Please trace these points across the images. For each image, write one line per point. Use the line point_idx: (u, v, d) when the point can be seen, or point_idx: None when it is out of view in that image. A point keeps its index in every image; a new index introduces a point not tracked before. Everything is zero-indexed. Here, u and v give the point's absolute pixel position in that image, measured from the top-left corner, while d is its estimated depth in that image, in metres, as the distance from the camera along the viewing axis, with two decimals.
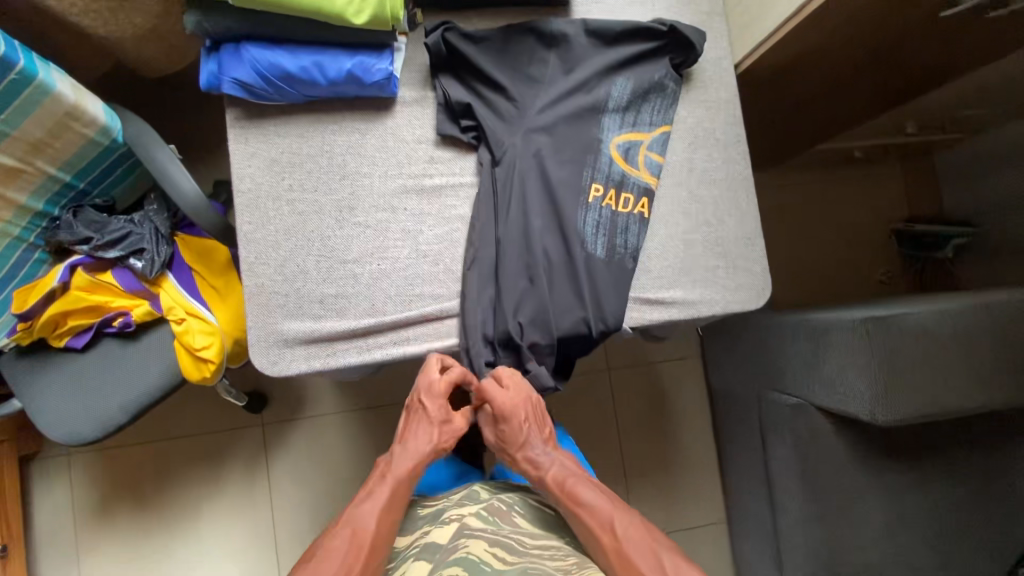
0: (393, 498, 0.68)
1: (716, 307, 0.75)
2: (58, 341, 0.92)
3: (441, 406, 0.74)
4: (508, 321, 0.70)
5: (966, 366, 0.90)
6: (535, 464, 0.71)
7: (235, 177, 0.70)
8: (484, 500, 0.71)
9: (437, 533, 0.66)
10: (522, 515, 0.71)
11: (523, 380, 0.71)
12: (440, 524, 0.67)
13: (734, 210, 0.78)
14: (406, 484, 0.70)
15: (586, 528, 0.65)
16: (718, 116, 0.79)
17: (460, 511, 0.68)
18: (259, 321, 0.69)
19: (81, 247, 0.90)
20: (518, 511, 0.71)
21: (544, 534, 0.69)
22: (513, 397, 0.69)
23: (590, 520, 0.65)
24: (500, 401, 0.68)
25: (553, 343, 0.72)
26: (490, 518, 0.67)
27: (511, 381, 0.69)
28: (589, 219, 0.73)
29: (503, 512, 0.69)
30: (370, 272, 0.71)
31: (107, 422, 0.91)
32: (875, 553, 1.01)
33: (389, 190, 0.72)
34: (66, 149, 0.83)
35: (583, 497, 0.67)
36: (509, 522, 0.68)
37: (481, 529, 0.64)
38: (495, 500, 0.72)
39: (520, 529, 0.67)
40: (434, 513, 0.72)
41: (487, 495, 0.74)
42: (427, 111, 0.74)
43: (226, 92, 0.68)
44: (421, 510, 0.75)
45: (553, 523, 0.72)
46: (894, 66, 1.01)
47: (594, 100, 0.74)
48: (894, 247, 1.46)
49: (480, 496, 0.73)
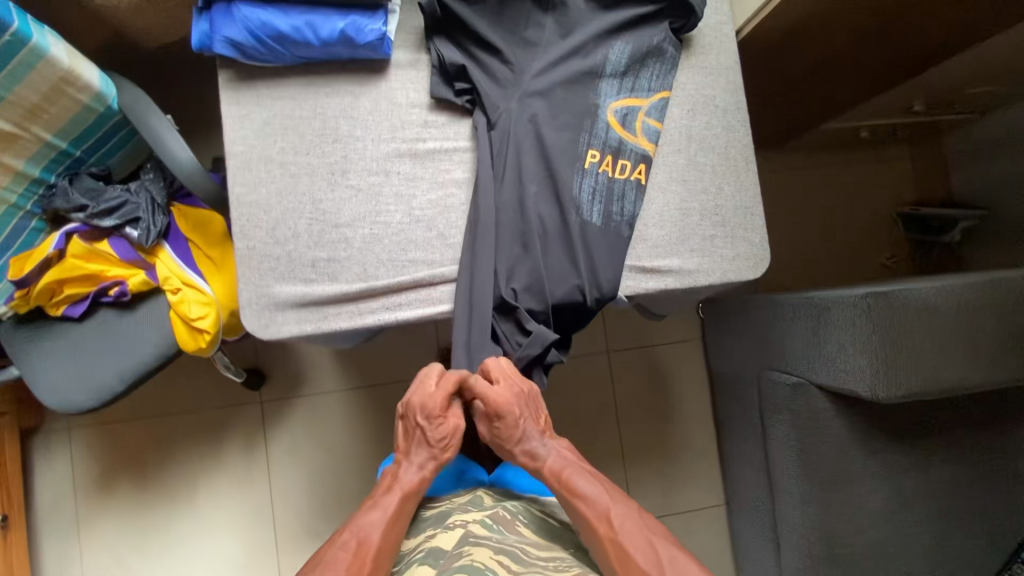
0: (399, 512, 0.67)
1: (713, 276, 0.74)
2: (55, 310, 0.92)
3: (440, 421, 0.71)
4: (502, 286, 0.70)
5: (970, 342, 0.88)
6: (533, 456, 0.71)
7: (228, 139, 0.70)
8: (490, 507, 0.71)
9: (441, 538, 0.66)
10: (527, 524, 0.70)
11: (512, 377, 0.69)
12: (444, 528, 0.67)
13: (733, 178, 0.76)
14: (412, 498, 0.69)
15: (583, 517, 0.66)
16: (718, 83, 0.77)
17: (464, 517, 0.68)
18: (251, 284, 0.69)
19: (78, 215, 0.90)
20: (523, 520, 0.70)
21: (548, 544, 0.68)
22: (507, 396, 0.67)
23: (587, 511, 0.66)
24: (493, 399, 0.67)
25: (547, 312, 0.71)
26: (495, 526, 0.66)
27: (500, 377, 0.68)
28: (585, 185, 0.72)
29: (507, 521, 0.68)
30: (362, 237, 0.70)
31: (103, 391, 0.91)
32: (873, 532, 1.00)
33: (383, 154, 0.72)
34: (61, 115, 0.82)
35: (580, 488, 0.67)
36: (513, 531, 0.67)
37: (485, 537, 0.63)
38: (500, 508, 0.71)
39: (524, 538, 0.67)
40: (438, 516, 0.72)
41: (491, 501, 0.73)
42: (421, 75, 0.73)
43: (218, 52, 0.67)
44: (426, 512, 0.75)
45: (558, 533, 0.72)
46: (902, 36, 0.99)
47: (591, 64, 0.73)
48: (899, 231, 1.44)
49: (484, 501, 0.73)
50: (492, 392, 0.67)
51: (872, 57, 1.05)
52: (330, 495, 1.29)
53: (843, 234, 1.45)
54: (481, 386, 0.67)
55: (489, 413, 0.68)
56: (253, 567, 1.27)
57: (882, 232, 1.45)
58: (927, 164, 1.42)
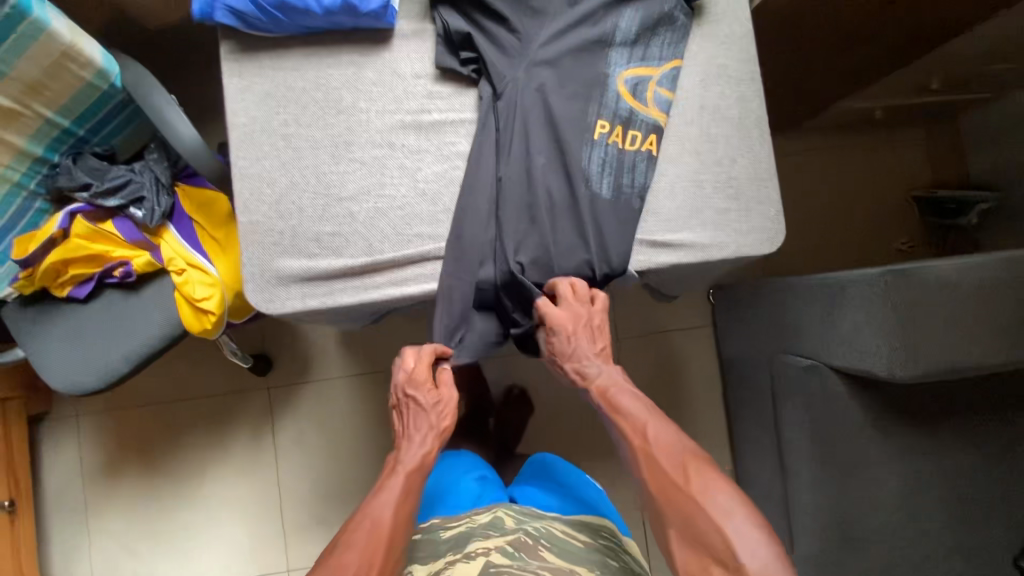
0: (407, 490, 0.65)
1: (726, 250, 0.72)
2: (60, 291, 0.91)
3: (429, 389, 0.72)
4: (509, 260, 0.68)
5: (993, 322, 0.85)
6: (583, 374, 0.71)
7: (230, 111, 0.69)
8: (510, 532, 0.73)
9: (462, 568, 0.66)
10: (549, 548, 0.71)
11: (582, 299, 0.68)
12: (465, 557, 0.68)
13: (746, 150, 0.74)
14: (419, 475, 0.67)
15: (620, 427, 0.69)
16: (732, 52, 0.75)
17: (486, 544, 0.70)
18: (254, 258, 0.68)
19: (81, 194, 0.89)
20: (544, 545, 0.72)
21: (570, 567, 0.69)
22: (567, 317, 0.67)
23: (623, 421, 0.68)
24: (554, 316, 0.67)
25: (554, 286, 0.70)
26: (517, 553, 0.68)
27: (568, 299, 0.68)
28: (595, 157, 0.70)
29: (528, 547, 0.70)
30: (367, 210, 0.69)
31: (109, 372, 0.90)
32: (889, 519, 0.98)
33: (387, 126, 0.70)
34: (63, 92, 0.82)
35: (619, 401, 0.69)
36: (535, 557, 0.68)
37: (507, 566, 0.65)
38: (521, 532, 0.73)
39: (547, 564, 0.67)
40: (458, 539, 0.74)
41: (512, 524, 0.76)
42: (426, 44, 0.72)
43: (220, 20, 0.66)
44: (443, 533, 0.77)
45: (581, 556, 0.72)
46: (919, 6, 0.96)
47: (600, 32, 0.71)
48: (916, 214, 1.41)
49: (505, 524, 0.76)
50: (554, 310, 0.67)
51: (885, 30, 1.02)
52: (337, 482, 1.28)
53: (857, 218, 1.42)
54: (546, 306, 0.67)
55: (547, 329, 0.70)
56: (260, 555, 1.27)
57: (896, 217, 1.42)
58: (944, 146, 1.39)
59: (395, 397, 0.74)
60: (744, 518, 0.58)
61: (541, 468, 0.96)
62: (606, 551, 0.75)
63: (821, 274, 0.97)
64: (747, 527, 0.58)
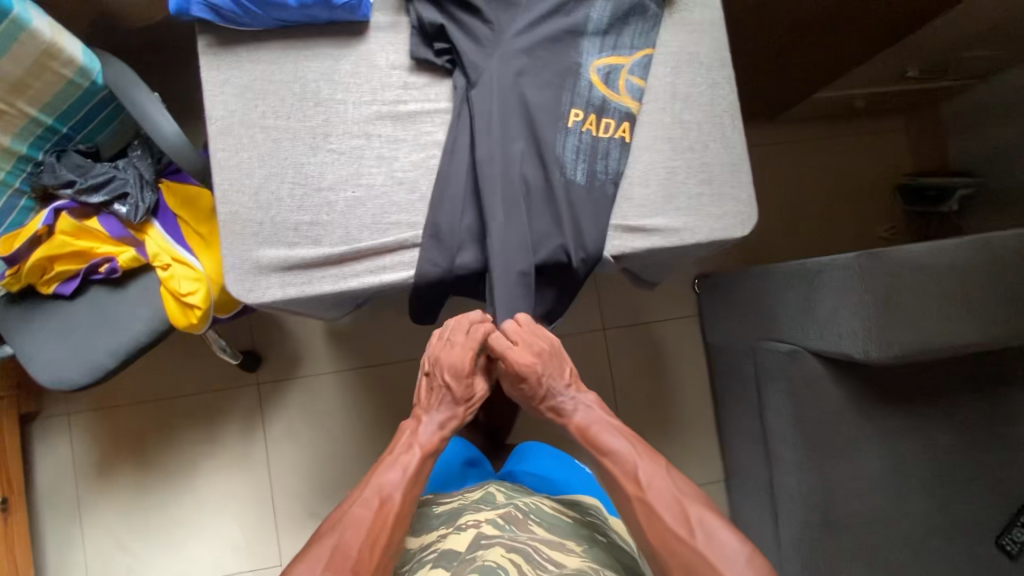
0: (417, 471, 0.67)
1: (700, 234, 0.74)
2: (46, 288, 0.92)
3: (466, 382, 0.71)
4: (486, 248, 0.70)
5: (966, 302, 0.87)
6: (561, 412, 0.73)
7: (208, 105, 0.70)
8: (502, 506, 0.74)
9: (453, 541, 0.68)
10: (539, 523, 0.72)
11: (537, 336, 0.70)
12: (456, 530, 0.70)
13: (718, 135, 0.75)
14: (430, 456, 0.70)
15: (611, 474, 0.68)
16: (702, 40, 0.76)
17: (477, 517, 0.71)
18: (234, 249, 0.69)
19: (65, 191, 0.90)
20: (534, 519, 0.73)
21: (560, 540, 0.70)
22: (527, 357, 0.68)
23: (614, 468, 0.68)
24: (513, 359, 0.68)
25: (528, 271, 0.70)
26: (507, 526, 0.69)
27: (522, 339, 0.68)
28: (569, 144, 0.72)
29: (518, 520, 0.71)
30: (345, 200, 0.70)
31: (96, 367, 0.91)
32: (870, 499, 1.00)
33: (363, 116, 0.71)
34: (46, 90, 0.83)
35: (607, 445, 0.69)
36: (525, 530, 0.69)
37: (496, 537, 0.66)
38: (511, 506, 0.74)
39: (535, 536, 0.68)
40: (450, 513, 0.75)
41: (503, 499, 0.76)
42: (401, 36, 0.73)
43: (196, 15, 0.67)
44: (436, 508, 0.78)
45: (569, 529, 0.73)
46: None
47: (573, 23, 0.72)
48: (900, 206, 1.42)
49: (496, 499, 0.77)
50: (514, 353, 0.68)
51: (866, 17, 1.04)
52: (328, 475, 1.29)
53: (839, 207, 1.44)
54: (507, 351, 0.68)
55: (513, 373, 0.70)
56: (253, 549, 1.28)
57: (878, 205, 1.44)
58: (924, 135, 1.40)
59: (430, 363, 0.72)
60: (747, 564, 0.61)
61: (529, 452, 0.97)
62: (592, 526, 0.77)
63: (798, 261, 0.99)
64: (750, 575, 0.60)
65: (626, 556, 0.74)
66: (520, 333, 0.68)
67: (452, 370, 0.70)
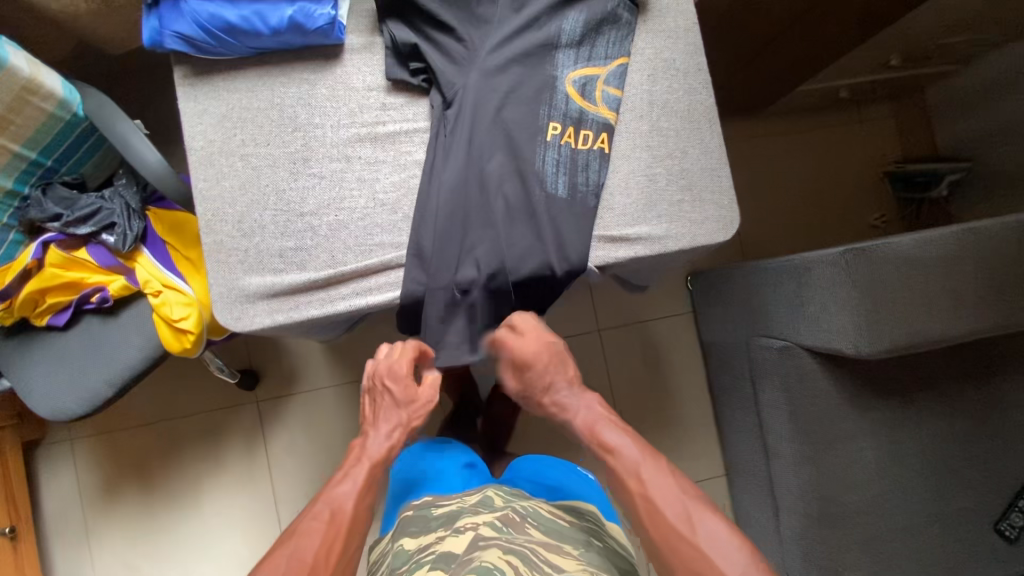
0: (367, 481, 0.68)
1: (683, 241, 0.74)
2: (40, 320, 0.93)
3: (405, 385, 0.74)
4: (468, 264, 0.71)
5: (954, 294, 0.87)
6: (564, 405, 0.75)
7: (187, 136, 0.70)
8: (500, 510, 0.75)
9: (451, 542, 0.68)
10: (535, 526, 0.73)
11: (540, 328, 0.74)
12: (454, 532, 0.70)
13: (697, 141, 0.76)
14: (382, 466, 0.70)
15: (616, 468, 0.68)
16: (678, 45, 0.76)
17: (474, 520, 0.72)
18: (220, 278, 0.69)
19: (53, 225, 0.90)
20: (532, 522, 0.73)
21: (557, 543, 0.70)
22: (535, 345, 0.72)
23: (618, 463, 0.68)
24: (524, 347, 0.72)
25: (503, 280, 0.71)
26: (504, 528, 0.70)
27: (528, 330, 0.72)
28: (549, 158, 0.72)
29: (515, 523, 0.72)
30: (328, 224, 0.70)
31: (93, 397, 0.92)
32: (869, 491, 1.00)
33: (342, 140, 0.72)
34: (28, 125, 0.83)
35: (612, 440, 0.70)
36: (522, 532, 0.70)
37: (494, 538, 0.67)
38: (510, 509, 0.75)
39: (532, 538, 0.69)
40: (449, 516, 0.75)
41: (501, 502, 0.78)
42: (376, 57, 0.73)
43: (170, 47, 0.68)
44: (434, 511, 0.79)
45: (565, 533, 0.74)
46: None
47: (546, 36, 0.72)
48: (888, 190, 1.43)
49: (494, 503, 0.78)
50: (525, 342, 0.72)
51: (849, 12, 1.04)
52: None
53: (828, 197, 1.44)
54: (518, 341, 0.71)
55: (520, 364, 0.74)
56: None
57: (867, 193, 1.44)
58: (912, 121, 1.40)
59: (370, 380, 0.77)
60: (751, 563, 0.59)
61: (527, 460, 0.97)
62: (591, 531, 0.77)
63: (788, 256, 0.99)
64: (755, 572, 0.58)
65: (623, 563, 0.73)
66: (529, 325, 0.73)
67: (392, 376, 0.75)
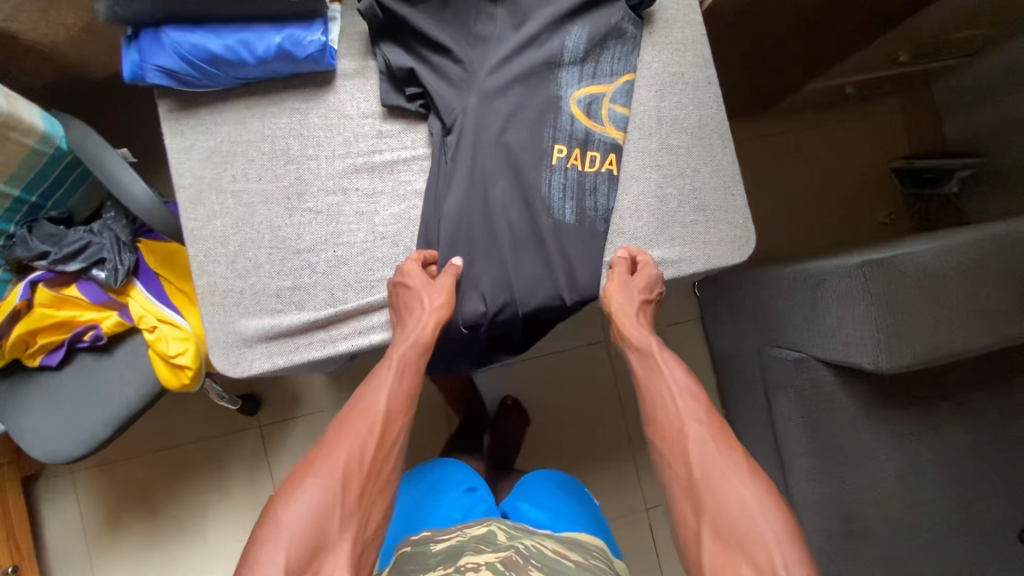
0: (405, 374, 0.64)
1: (697, 264, 0.71)
2: (32, 360, 0.90)
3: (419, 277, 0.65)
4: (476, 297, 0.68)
5: (972, 304, 0.84)
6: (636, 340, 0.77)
7: (175, 173, 0.67)
8: (503, 550, 0.70)
9: None
10: (539, 566, 0.68)
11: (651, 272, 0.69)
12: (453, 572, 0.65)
13: (709, 158, 0.73)
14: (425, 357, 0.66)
15: (669, 398, 0.71)
16: (686, 57, 0.73)
17: (476, 560, 0.67)
18: (216, 322, 0.66)
19: (40, 263, 0.87)
20: (535, 565, 0.68)
21: None
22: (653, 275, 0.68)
23: (676, 403, 0.70)
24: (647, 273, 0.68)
25: (503, 307, 0.68)
26: (507, 570, 0.65)
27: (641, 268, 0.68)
28: (555, 182, 0.69)
29: (518, 564, 0.67)
30: (326, 260, 0.67)
31: (90, 438, 0.89)
32: (892, 506, 0.97)
33: (338, 171, 0.68)
34: (9, 162, 0.79)
35: (669, 381, 0.73)
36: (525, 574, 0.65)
37: None
38: (513, 549, 0.71)
39: None
40: (450, 552, 0.71)
41: (504, 540, 0.73)
42: (370, 83, 0.70)
43: (152, 82, 0.64)
44: (434, 545, 0.74)
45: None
46: None
47: (548, 53, 0.69)
48: (894, 186, 1.40)
49: (497, 541, 0.73)
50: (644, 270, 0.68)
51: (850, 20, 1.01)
52: None
53: (837, 197, 1.40)
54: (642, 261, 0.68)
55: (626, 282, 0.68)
56: None
57: (875, 190, 1.41)
58: (921, 115, 1.36)
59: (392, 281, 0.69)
60: (790, 541, 0.55)
61: (532, 485, 0.94)
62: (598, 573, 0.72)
63: (802, 266, 0.96)
64: (791, 548, 0.55)
65: None
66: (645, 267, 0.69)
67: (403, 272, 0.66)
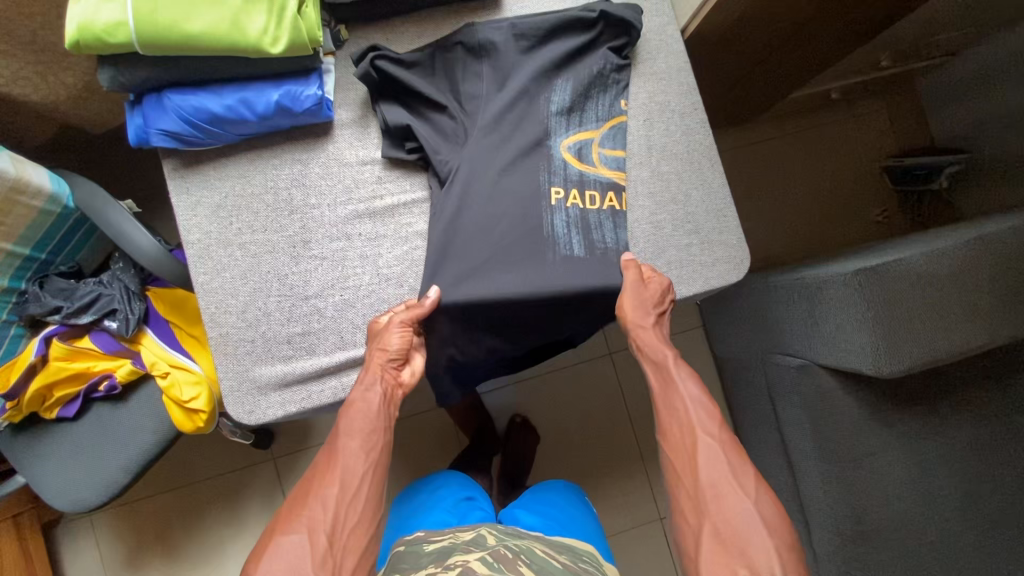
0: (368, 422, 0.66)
1: (695, 285, 0.78)
2: (49, 413, 0.91)
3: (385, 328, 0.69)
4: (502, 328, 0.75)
5: (964, 306, 0.86)
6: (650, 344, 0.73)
7: (183, 229, 0.73)
8: (491, 547, 0.67)
9: None
10: (528, 563, 0.65)
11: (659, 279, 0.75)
12: (443, 569, 0.61)
13: (699, 182, 0.80)
14: (387, 399, 0.69)
15: (681, 405, 0.68)
16: (669, 89, 0.81)
17: (466, 556, 0.64)
18: (232, 372, 0.72)
19: (53, 318, 0.88)
20: (524, 560, 0.65)
21: None
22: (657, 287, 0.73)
23: (687, 409, 0.67)
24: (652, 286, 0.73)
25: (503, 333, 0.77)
26: (496, 564, 0.62)
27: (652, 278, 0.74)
28: (558, 220, 0.76)
29: (508, 559, 0.64)
30: (334, 304, 0.74)
31: (110, 486, 0.91)
32: (905, 510, 0.97)
33: (341, 218, 0.75)
34: (19, 224, 0.80)
35: (682, 393, 0.68)
36: (514, 569, 0.62)
37: None
38: (501, 547, 0.68)
39: None
40: (441, 551, 0.67)
41: (494, 540, 0.70)
42: (369, 132, 0.77)
43: (156, 143, 0.71)
44: (426, 545, 0.71)
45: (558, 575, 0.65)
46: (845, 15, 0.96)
47: (535, 104, 0.77)
48: (887, 184, 1.40)
49: (487, 541, 0.70)
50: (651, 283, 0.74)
51: (827, 35, 1.03)
52: None
53: (830, 197, 1.41)
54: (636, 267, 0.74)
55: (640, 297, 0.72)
56: None
57: (867, 190, 1.41)
58: (906, 111, 1.37)
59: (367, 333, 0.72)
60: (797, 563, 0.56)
61: (531, 496, 0.93)
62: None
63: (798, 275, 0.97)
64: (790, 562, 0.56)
65: None
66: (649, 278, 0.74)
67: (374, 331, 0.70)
